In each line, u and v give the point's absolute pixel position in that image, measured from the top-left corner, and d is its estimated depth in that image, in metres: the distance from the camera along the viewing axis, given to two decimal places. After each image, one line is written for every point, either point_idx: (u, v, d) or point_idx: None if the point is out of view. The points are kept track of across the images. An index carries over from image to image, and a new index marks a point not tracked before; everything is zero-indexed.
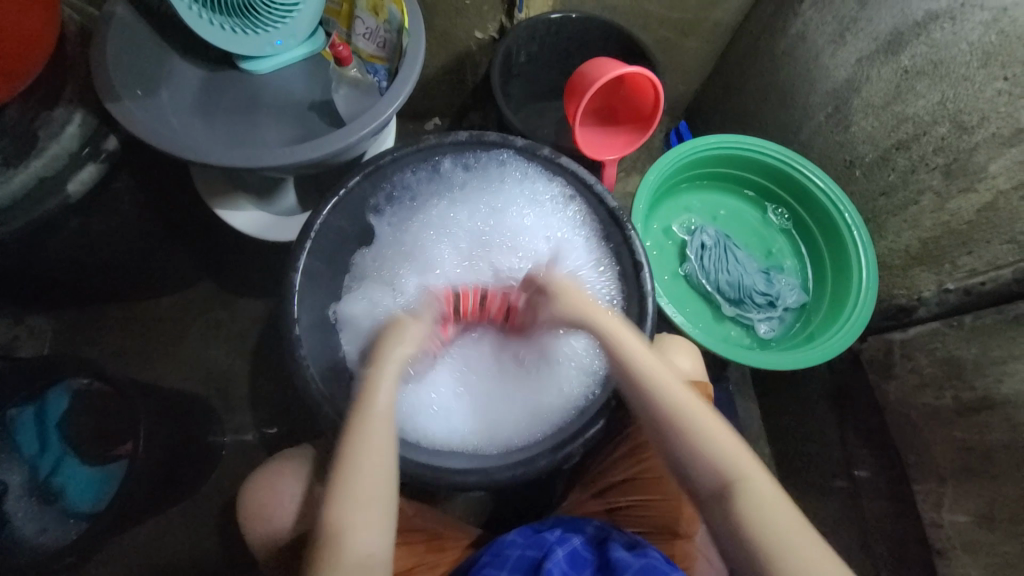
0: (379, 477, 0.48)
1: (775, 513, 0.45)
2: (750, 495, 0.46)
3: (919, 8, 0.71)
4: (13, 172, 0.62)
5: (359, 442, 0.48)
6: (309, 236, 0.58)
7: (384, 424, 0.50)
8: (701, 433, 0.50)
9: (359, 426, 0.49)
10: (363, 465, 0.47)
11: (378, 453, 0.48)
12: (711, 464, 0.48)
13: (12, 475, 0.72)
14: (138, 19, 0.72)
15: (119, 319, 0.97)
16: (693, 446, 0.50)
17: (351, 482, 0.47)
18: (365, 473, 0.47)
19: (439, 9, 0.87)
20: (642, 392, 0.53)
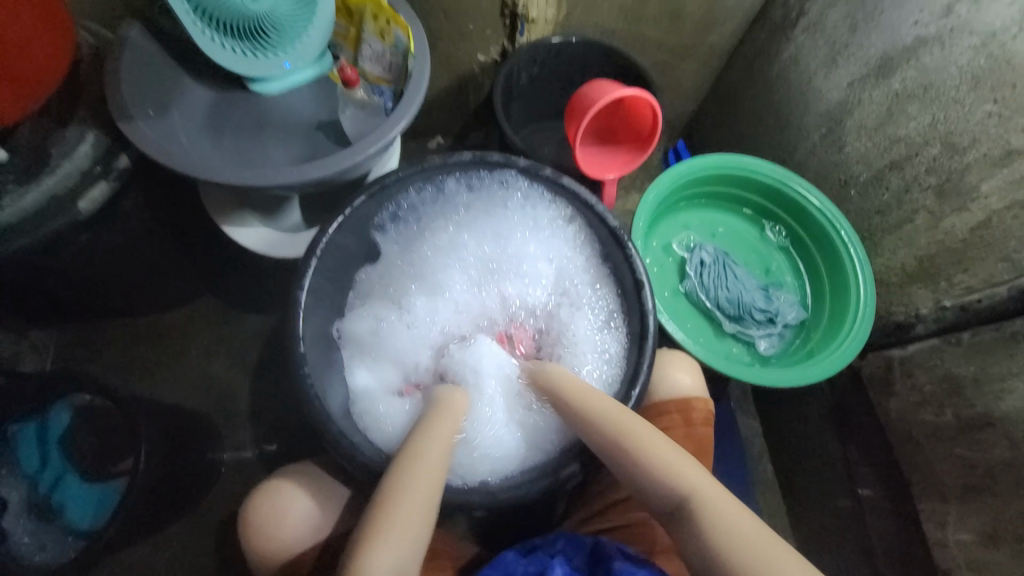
0: (433, 491, 0.46)
1: (735, 520, 0.42)
2: (706, 509, 0.43)
3: (908, 34, 0.74)
4: (26, 189, 0.63)
5: (419, 456, 0.48)
6: (315, 252, 0.59)
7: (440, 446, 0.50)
8: (650, 455, 0.47)
9: (424, 441, 0.50)
10: (420, 475, 0.47)
11: (436, 467, 0.48)
12: (667, 485, 0.46)
13: (11, 491, 0.72)
14: (151, 42, 0.74)
15: (121, 334, 0.97)
16: (646, 468, 0.47)
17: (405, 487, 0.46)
18: (419, 480, 0.46)
19: (443, 33, 0.90)
20: (591, 422, 0.51)
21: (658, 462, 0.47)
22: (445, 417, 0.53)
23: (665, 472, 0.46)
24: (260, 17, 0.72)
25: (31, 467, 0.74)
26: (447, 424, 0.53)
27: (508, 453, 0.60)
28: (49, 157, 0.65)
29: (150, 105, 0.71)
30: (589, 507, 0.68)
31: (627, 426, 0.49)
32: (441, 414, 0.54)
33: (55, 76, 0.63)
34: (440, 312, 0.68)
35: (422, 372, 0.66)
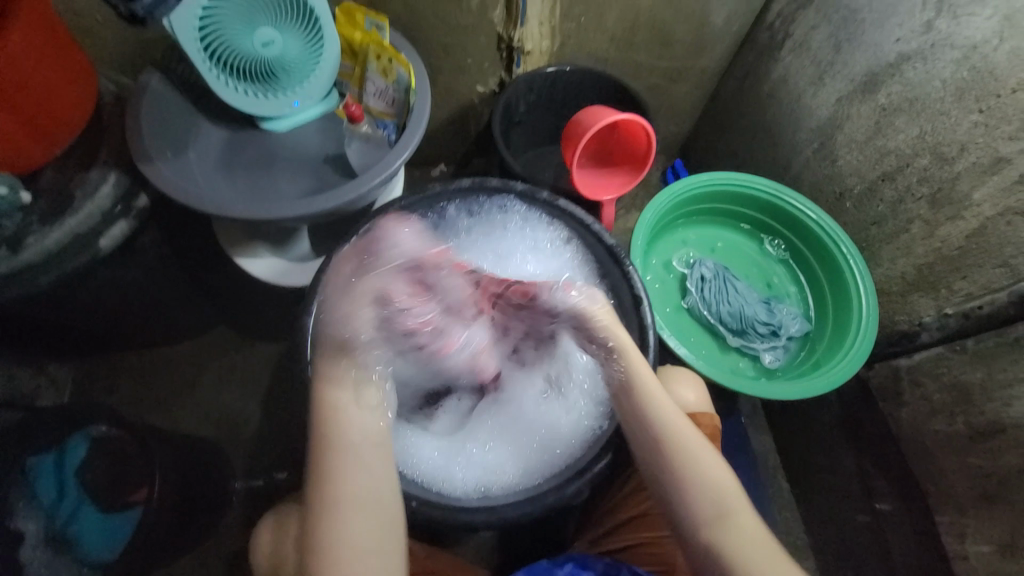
0: (362, 509, 0.49)
1: (756, 535, 0.52)
2: (736, 523, 0.52)
3: (890, 51, 0.76)
4: (49, 229, 0.66)
5: (333, 486, 0.50)
6: (322, 279, 0.60)
7: (354, 446, 0.51)
8: (702, 467, 0.54)
9: (330, 466, 0.50)
10: (338, 503, 0.49)
11: (359, 485, 0.50)
12: (707, 496, 0.53)
13: (28, 524, 0.73)
14: (169, 88, 0.79)
15: (137, 367, 1.00)
16: (695, 475, 0.54)
17: (330, 523, 0.49)
18: (340, 510, 0.49)
19: (442, 68, 0.94)
20: (656, 418, 0.56)
21: (706, 474, 0.54)
22: (337, 424, 0.52)
23: (709, 485, 0.54)
24: (271, 61, 0.76)
25: (48, 499, 0.74)
26: (343, 433, 0.52)
27: (519, 469, 0.60)
28: (72, 198, 0.68)
29: (168, 147, 0.75)
30: (598, 525, 0.67)
31: (687, 435, 0.55)
32: (331, 427, 0.52)
33: (78, 122, 0.67)
34: None
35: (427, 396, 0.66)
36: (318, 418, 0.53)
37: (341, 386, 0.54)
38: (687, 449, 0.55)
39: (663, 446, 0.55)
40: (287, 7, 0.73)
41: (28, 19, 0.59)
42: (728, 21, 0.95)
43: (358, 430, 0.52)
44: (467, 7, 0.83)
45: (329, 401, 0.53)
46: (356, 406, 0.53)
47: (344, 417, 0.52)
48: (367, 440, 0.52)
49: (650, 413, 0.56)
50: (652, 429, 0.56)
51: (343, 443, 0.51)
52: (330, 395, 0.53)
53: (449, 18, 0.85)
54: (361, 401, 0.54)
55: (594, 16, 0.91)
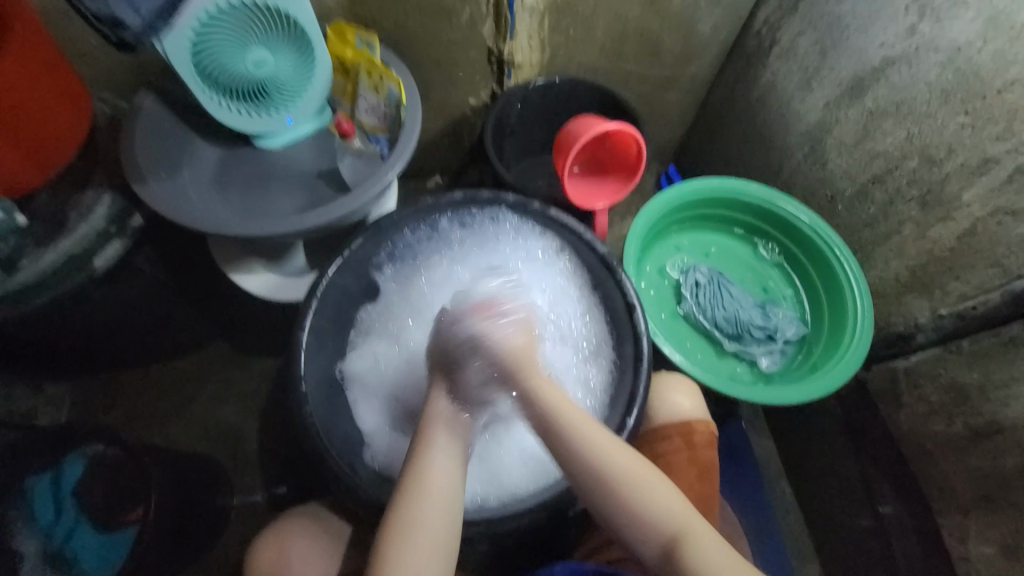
0: (443, 528, 0.48)
1: (716, 552, 0.48)
2: (692, 545, 0.49)
3: (875, 55, 0.77)
4: (44, 250, 0.67)
5: (420, 495, 0.49)
6: (315, 295, 0.62)
7: (440, 479, 0.50)
8: (643, 494, 0.50)
9: (424, 476, 0.50)
10: (423, 514, 0.48)
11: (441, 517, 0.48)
12: (656, 522, 0.49)
13: (27, 544, 0.72)
14: (163, 109, 0.80)
15: (135, 385, 1.00)
16: (637, 505, 0.50)
17: (407, 537, 0.47)
18: (423, 523, 0.48)
19: (434, 81, 0.95)
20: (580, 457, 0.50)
21: (649, 501, 0.50)
22: (437, 438, 0.52)
23: (655, 511, 0.50)
24: (263, 81, 0.77)
25: (46, 519, 0.73)
26: (440, 446, 0.52)
27: (514, 481, 0.60)
28: (67, 219, 0.69)
29: (162, 167, 0.76)
30: (599, 537, 0.67)
31: (620, 468, 0.50)
32: (422, 458, 0.51)
33: (72, 144, 0.68)
34: None
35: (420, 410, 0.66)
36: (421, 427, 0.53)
37: (450, 403, 0.54)
38: (622, 483, 0.50)
39: (598, 486, 0.50)
40: (276, 28, 0.74)
41: (24, 44, 0.59)
42: (715, 28, 0.96)
43: (453, 446, 0.52)
44: (456, 22, 0.84)
45: (433, 413, 0.54)
46: (455, 424, 0.54)
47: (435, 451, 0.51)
48: (457, 459, 0.52)
49: (574, 454, 0.51)
50: (582, 470, 0.50)
51: (429, 473, 0.50)
52: (433, 409, 0.54)
53: (439, 33, 0.86)
54: (462, 423, 0.54)
55: (583, 27, 0.92)
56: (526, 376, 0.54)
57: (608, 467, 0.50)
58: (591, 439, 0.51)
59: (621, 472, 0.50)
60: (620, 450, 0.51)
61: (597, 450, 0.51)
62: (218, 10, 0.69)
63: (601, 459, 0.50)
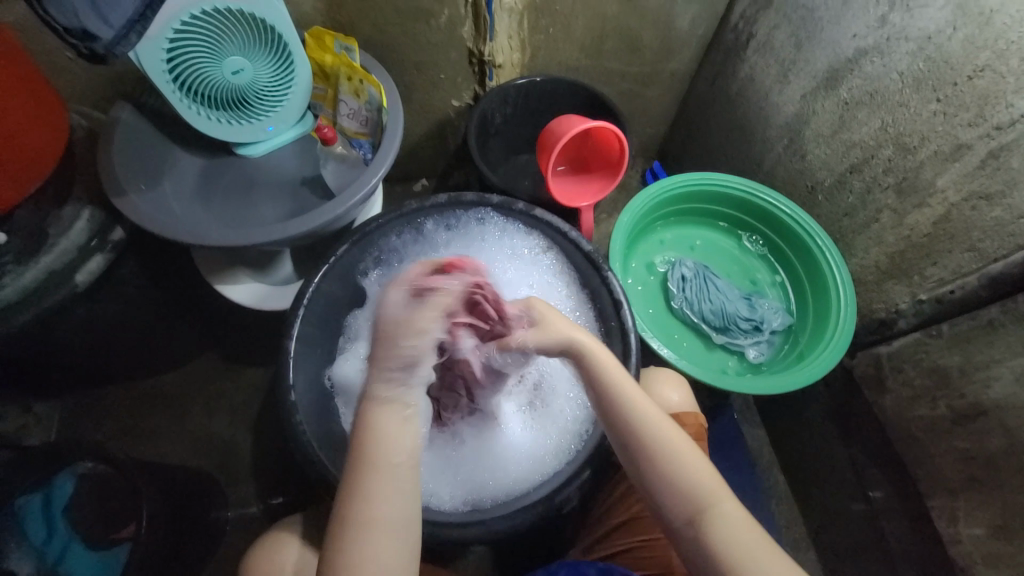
0: (394, 537, 0.43)
1: (746, 535, 0.46)
2: (721, 522, 0.46)
3: (848, 46, 0.78)
4: (24, 268, 0.66)
5: (371, 499, 0.43)
6: (302, 303, 0.62)
7: (395, 469, 0.45)
8: (682, 462, 0.49)
9: (368, 485, 0.44)
10: (369, 526, 0.43)
11: (387, 512, 0.44)
12: (687, 491, 0.48)
13: (21, 565, 0.69)
14: (141, 120, 0.79)
15: (124, 400, 0.99)
16: (671, 472, 0.49)
17: (364, 524, 0.43)
18: (374, 536, 0.43)
19: (416, 85, 0.95)
20: (617, 412, 0.51)
21: (683, 475, 0.48)
22: (381, 442, 0.45)
23: (691, 480, 0.48)
24: (242, 89, 0.77)
25: (37, 540, 0.71)
26: (386, 454, 0.45)
27: (503, 485, 0.60)
28: (46, 235, 0.68)
29: (142, 179, 0.75)
30: (592, 532, 0.68)
31: (664, 431, 0.50)
32: (377, 448, 0.45)
33: (52, 161, 0.66)
34: None
35: None
36: (360, 431, 0.46)
37: (389, 399, 0.46)
38: (665, 447, 0.49)
39: (636, 447, 0.50)
40: (254, 35, 0.74)
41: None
42: (693, 24, 0.97)
43: (399, 455, 0.45)
44: (435, 25, 0.84)
45: (374, 413, 0.46)
46: (400, 427, 0.46)
47: (389, 436, 0.45)
48: (408, 464, 0.45)
49: (621, 417, 0.51)
50: (626, 429, 0.51)
51: (384, 462, 0.44)
52: (373, 411, 0.46)
53: (418, 36, 0.86)
54: (409, 420, 0.46)
55: (562, 26, 0.92)
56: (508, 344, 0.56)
57: (651, 430, 0.50)
58: (635, 401, 0.51)
59: (667, 437, 0.50)
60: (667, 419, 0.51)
61: (642, 412, 0.51)
62: (193, 19, 0.68)
63: (647, 424, 0.50)
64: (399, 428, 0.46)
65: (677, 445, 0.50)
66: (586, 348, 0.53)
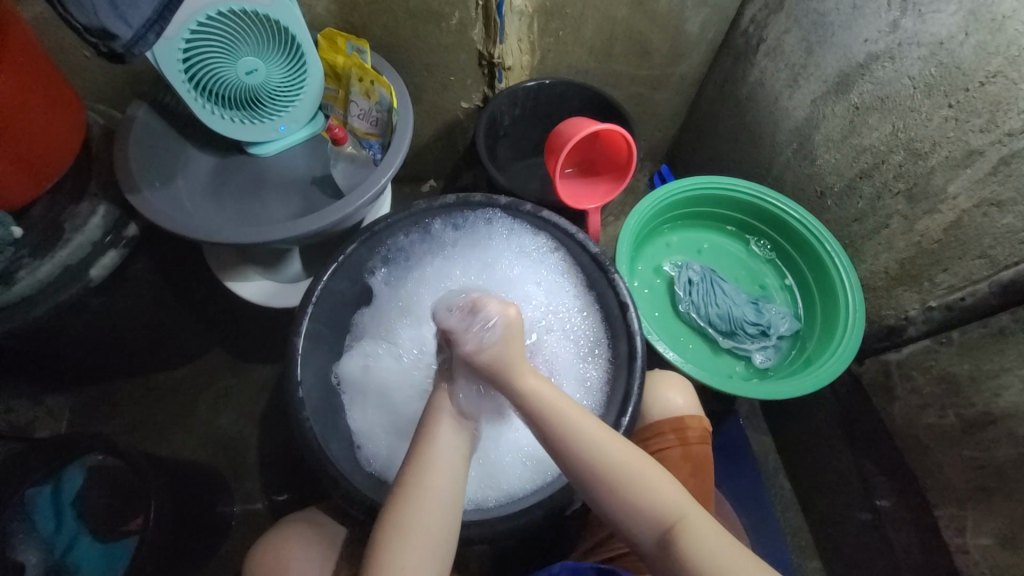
0: (443, 520, 0.46)
1: (718, 544, 0.44)
2: (690, 537, 0.45)
3: (859, 51, 0.78)
4: (41, 262, 0.67)
5: (424, 482, 0.47)
6: (310, 300, 0.62)
7: (448, 461, 0.49)
8: (637, 484, 0.47)
9: (425, 467, 0.48)
10: (421, 504, 0.46)
11: (441, 494, 0.47)
12: (650, 512, 0.46)
13: (29, 555, 0.71)
14: (156, 118, 0.81)
15: (135, 393, 1.00)
16: (627, 497, 0.46)
17: (420, 503, 0.46)
18: (426, 513, 0.46)
19: (426, 87, 0.96)
20: (560, 448, 0.49)
21: (639, 496, 0.46)
22: (439, 436, 0.51)
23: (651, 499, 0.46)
24: (254, 89, 0.78)
25: (47, 530, 0.73)
26: (440, 444, 0.50)
27: (508, 484, 0.60)
28: (62, 230, 0.69)
29: (156, 176, 0.77)
30: (594, 534, 0.68)
31: (614, 454, 0.48)
32: (433, 439, 0.50)
33: (66, 158, 0.68)
34: (429, 344, 0.70)
35: (413, 413, 0.65)
36: (422, 423, 0.52)
37: (456, 393, 0.54)
38: (617, 471, 0.47)
39: (589, 478, 0.47)
40: (266, 35, 0.74)
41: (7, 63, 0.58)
42: (703, 28, 0.97)
43: (454, 444, 0.51)
44: (446, 27, 0.85)
45: (436, 406, 0.53)
46: (458, 425, 0.52)
47: (448, 433, 0.51)
48: (462, 452, 0.51)
49: (565, 451, 0.48)
50: (575, 462, 0.48)
51: (439, 453, 0.49)
52: (435, 405, 0.53)
53: (428, 39, 0.87)
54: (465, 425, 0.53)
55: (571, 30, 0.93)
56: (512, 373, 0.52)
57: (598, 459, 0.47)
58: (581, 428, 0.49)
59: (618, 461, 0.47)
60: (616, 439, 0.49)
61: (584, 440, 0.48)
62: (207, 20, 0.69)
63: (593, 453, 0.48)
64: (456, 427, 0.52)
65: (631, 468, 0.47)
66: (522, 384, 0.51)
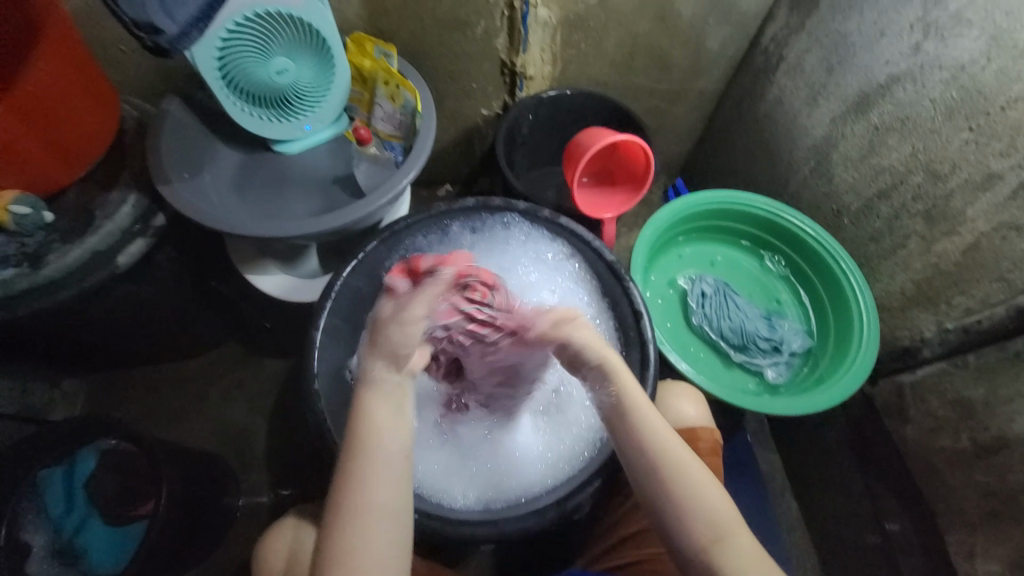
0: (388, 526, 0.44)
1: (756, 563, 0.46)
2: (729, 548, 0.46)
3: (881, 72, 0.79)
4: (71, 247, 0.69)
5: (361, 492, 0.44)
6: (329, 296, 0.64)
7: (388, 464, 0.45)
8: (695, 488, 0.47)
9: (362, 476, 0.44)
10: (363, 509, 0.43)
11: (382, 500, 0.44)
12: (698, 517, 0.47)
13: (36, 536, 0.72)
14: (188, 114, 0.83)
15: (149, 381, 1.02)
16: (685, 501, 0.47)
17: (359, 516, 0.43)
18: (369, 523, 0.43)
19: (448, 93, 0.98)
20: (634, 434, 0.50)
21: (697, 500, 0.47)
22: (371, 435, 0.46)
23: (699, 505, 0.47)
24: (283, 88, 0.80)
25: (56, 511, 0.74)
26: (376, 445, 0.45)
27: (516, 489, 0.60)
28: (94, 217, 0.71)
29: (185, 169, 0.78)
30: (598, 544, 0.67)
31: (676, 453, 0.49)
32: (362, 443, 0.46)
33: (99, 146, 0.70)
34: None
35: None
36: (353, 421, 0.47)
37: (390, 375, 0.48)
38: (670, 466, 0.48)
39: (651, 470, 0.49)
40: (299, 37, 0.77)
41: (53, 57, 0.61)
42: (723, 45, 0.99)
43: (391, 441, 0.46)
44: (471, 35, 0.87)
45: (373, 394, 0.47)
46: (393, 415, 0.47)
47: (381, 430, 0.46)
48: (400, 447, 0.46)
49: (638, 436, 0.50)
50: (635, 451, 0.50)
51: (375, 455, 0.45)
52: (368, 397, 0.47)
53: (454, 45, 0.89)
54: (401, 412, 0.47)
55: (594, 42, 0.94)
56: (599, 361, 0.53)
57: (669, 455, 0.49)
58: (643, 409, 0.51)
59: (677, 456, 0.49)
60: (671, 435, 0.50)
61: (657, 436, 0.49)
62: (246, 20, 0.71)
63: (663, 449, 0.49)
64: (393, 418, 0.47)
65: (695, 476, 0.48)
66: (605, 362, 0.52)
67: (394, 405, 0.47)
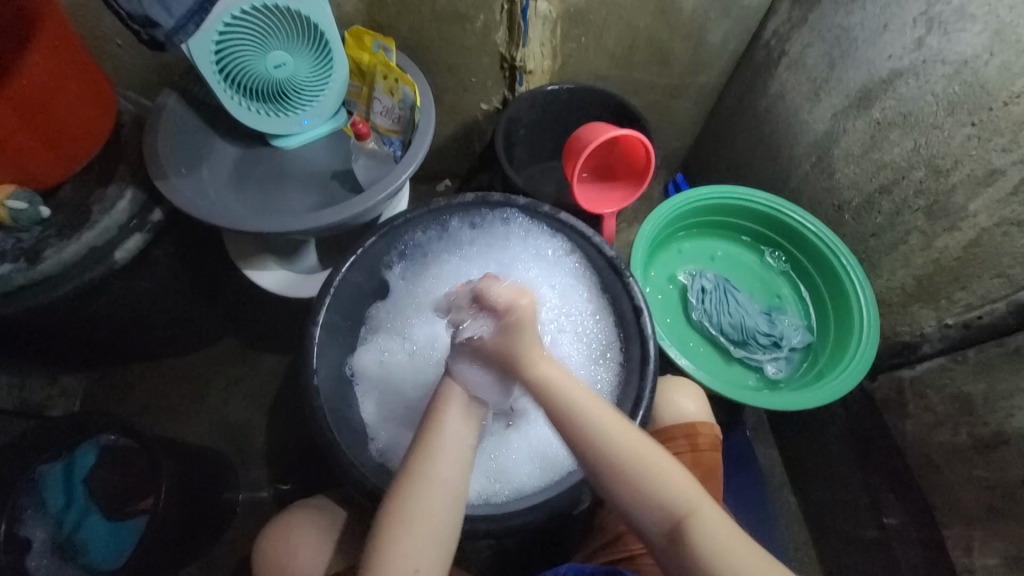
0: (450, 503, 0.46)
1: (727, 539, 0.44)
2: (700, 525, 0.44)
3: (883, 67, 0.78)
4: (68, 242, 0.69)
5: (430, 469, 0.47)
6: (329, 291, 0.63)
7: (457, 453, 0.48)
8: (645, 471, 0.46)
9: (432, 453, 0.48)
10: (429, 484, 0.46)
11: (449, 478, 0.47)
12: (659, 502, 0.45)
13: (35, 531, 0.72)
14: (185, 108, 0.82)
15: (148, 377, 1.02)
16: (641, 486, 0.46)
17: (423, 489, 0.46)
18: (433, 497, 0.46)
19: (447, 87, 0.97)
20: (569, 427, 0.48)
21: (649, 482, 0.46)
22: (447, 422, 0.50)
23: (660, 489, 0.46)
24: (281, 82, 0.79)
25: (56, 507, 0.74)
26: (449, 432, 0.49)
27: (517, 484, 0.60)
28: (91, 212, 0.71)
29: (183, 164, 0.78)
30: (597, 539, 0.68)
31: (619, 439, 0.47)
32: (436, 426, 0.49)
33: (97, 141, 0.70)
34: (440, 340, 0.70)
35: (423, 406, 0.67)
36: (426, 421, 0.50)
37: (463, 381, 0.53)
38: (612, 456, 0.46)
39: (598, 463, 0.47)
40: (296, 30, 0.76)
41: (48, 49, 0.60)
42: (725, 40, 0.98)
43: (464, 433, 0.50)
44: (470, 29, 0.86)
45: (446, 395, 0.52)
46: (469, 410, 0.51)
47: (460, 419, 0.50)
48: (462, 452, 0.49)
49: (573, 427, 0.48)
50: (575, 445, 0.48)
51: (446, 440, 0.49)
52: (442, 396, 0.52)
53: (453, 39, 0.88)
54: (474, 413, 0.52)
55: (594, 36, 0.93)
56: (521, 365, 0.51)
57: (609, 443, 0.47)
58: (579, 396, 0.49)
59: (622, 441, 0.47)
60: (613, 415, 0.48)
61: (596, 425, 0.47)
62: (242, 13, 0.70)
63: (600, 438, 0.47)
64: (469, 417, 0.51)
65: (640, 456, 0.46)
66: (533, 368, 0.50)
67: (472, 413, 0.51)
